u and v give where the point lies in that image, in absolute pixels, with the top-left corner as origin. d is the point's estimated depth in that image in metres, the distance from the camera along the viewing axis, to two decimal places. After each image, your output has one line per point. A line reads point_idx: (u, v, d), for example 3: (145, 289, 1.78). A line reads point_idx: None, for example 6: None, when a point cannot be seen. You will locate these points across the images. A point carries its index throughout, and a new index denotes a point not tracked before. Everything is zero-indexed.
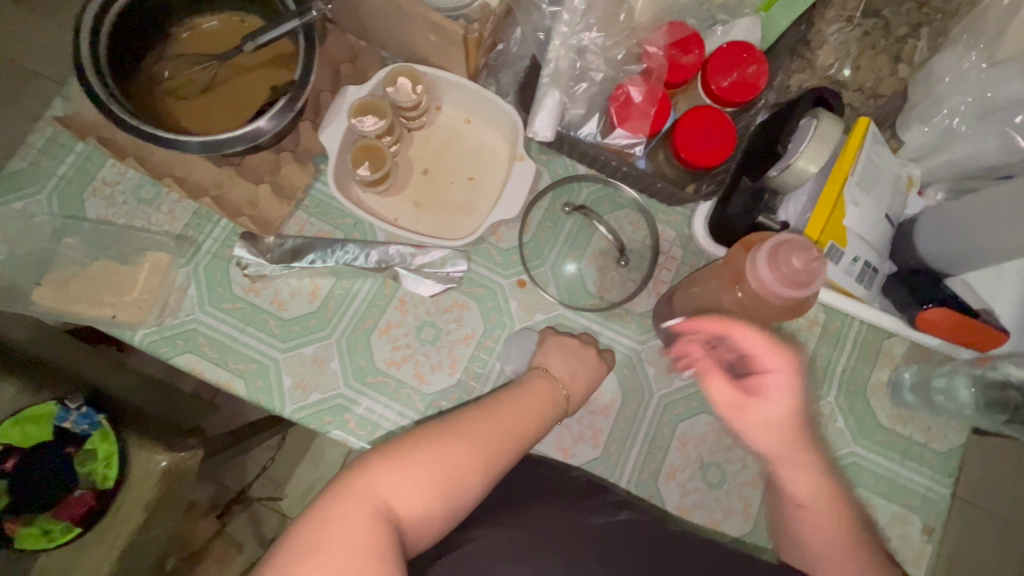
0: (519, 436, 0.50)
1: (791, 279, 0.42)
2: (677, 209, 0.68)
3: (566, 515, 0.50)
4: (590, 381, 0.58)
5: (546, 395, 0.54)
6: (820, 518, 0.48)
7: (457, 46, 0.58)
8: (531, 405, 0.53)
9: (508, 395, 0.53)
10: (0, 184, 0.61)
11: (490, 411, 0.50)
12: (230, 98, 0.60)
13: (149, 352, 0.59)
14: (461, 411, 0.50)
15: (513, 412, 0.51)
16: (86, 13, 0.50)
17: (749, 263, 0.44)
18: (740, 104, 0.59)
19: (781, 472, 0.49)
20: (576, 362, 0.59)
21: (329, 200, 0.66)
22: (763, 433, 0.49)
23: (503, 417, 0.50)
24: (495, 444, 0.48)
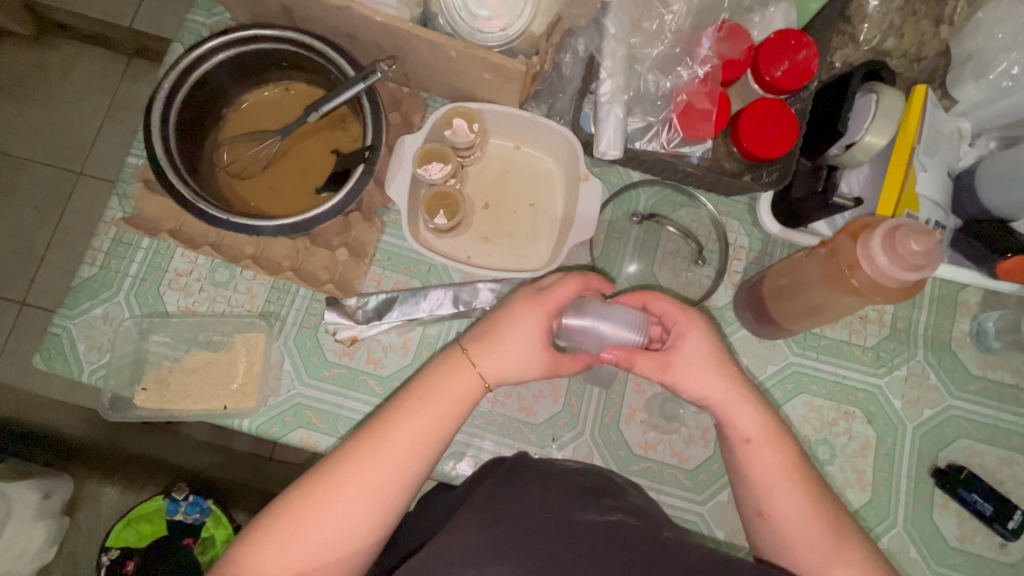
0: (419, 452, 0.45)
1: (909, 262, 0.43)
2: (736, 199, 0.69)
3: (546, 512, 0.45)
4: (526, 367, 0.49)
5: (457, 390, 0.47)
6: (773, 479, 0.47)
7: (514, 80, 0.57)
8: (431, 411, 0.46)
9: (416, 389, 0.47)
10: (77, 294, 0.61)
11: (405, 407, 0.46)
12: (294, 168, 0.60)
13: (260, 435, 0.59)
14: (356, 438, 0.45)
15: (403, 433, 0.45)
16: (153, 116, 0.50)
17: (863, 252, 0.46)
18: (795, 90, 0.59)
19: (745, 442, 0.48)
20: (507, 346, 0.48)
21: (399, 250, 0.65)
22: (695, 375, 0.49)
23: (390, 441, 0.44)
24: (386, 474, 0.44)
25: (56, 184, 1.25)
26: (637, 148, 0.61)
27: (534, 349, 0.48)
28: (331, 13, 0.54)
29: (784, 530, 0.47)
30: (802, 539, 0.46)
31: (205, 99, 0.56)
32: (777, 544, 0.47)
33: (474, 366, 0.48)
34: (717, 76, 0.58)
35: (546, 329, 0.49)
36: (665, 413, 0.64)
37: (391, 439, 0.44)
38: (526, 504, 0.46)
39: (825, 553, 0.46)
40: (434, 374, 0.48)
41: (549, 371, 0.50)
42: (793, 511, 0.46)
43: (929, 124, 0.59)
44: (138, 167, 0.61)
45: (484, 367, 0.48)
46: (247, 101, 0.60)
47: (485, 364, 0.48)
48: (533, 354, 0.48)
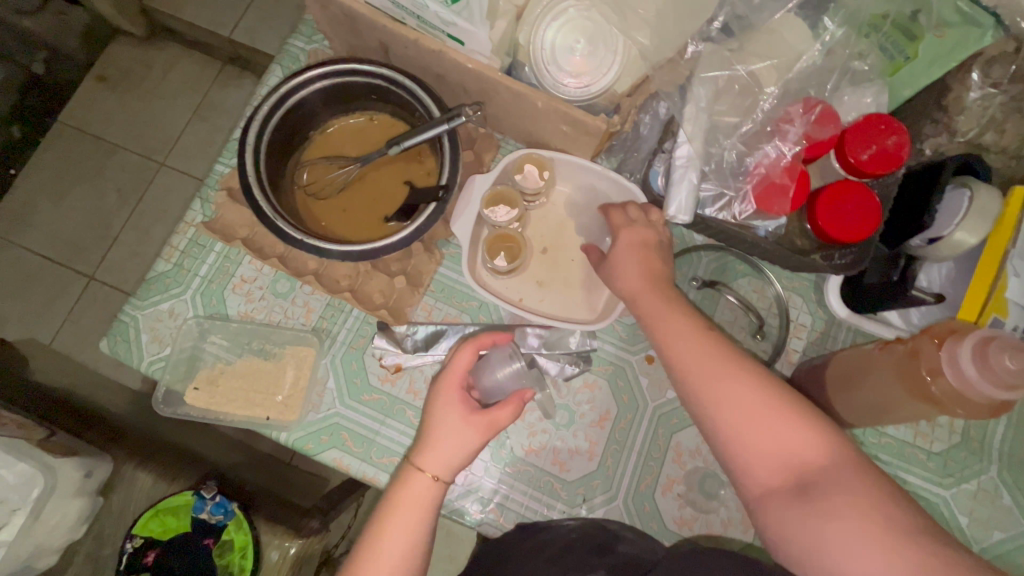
0: (399, 566, 0.46)
1: (1001, 381, 0.40)
2: (801, 275, 0.66)
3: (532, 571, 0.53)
4: (467, 444, 0.50)
5: (415, 497, 0.49)
6: (673, 334, 0.51)
7: (591, 135, 0.58)
8: (400, 526, 0.47)
9: (381, 518, 0.49)
10: (150, 287, 0.64)
11: (377, 539, 0.47)
12: (367, 195, 0.62)
13: (295, 449, 0.59)
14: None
15: (383, 560, 0.46)
16: (249, 135, 0.54)
17: (948, 361, 0.43)
18: (879, 175, 0.58)
19: (653, 319, 0.53)
20: (446, 441, 0.50)
21: (454, 283, 0.66)
22: (642, 287, 0.55)
23: (371, 568, 0.46)
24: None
25: (140, 172, 1.34)
26: (707, 214, 0.60)
27: (465, 428, 0.50)
28: (426, 55, 0.56)
29: (743, 427, 0.45)
30: (765, 435, 0.44)
31: (296, 122, 0.59)
32: (742, 454, 0.45)
33: (423, 472, 0.49)
34: (801, 154, 0.57)
35: (467, 407, 0.51)
36: (704, 489, 0.61)
37: (374, 570, 0.46)
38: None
39: (802, 458, 0.43)
40: (389, 500, 0.49)
41: (488, 432, 0.51)
42: (703, 359, 0.49)
43: None
44: (224, 176, 0.65)
45: (430, 468, 0.49)
46: (333, 126, 0.63)
47: (431, 464, 0.50)
48: (464, 431, 0.51)
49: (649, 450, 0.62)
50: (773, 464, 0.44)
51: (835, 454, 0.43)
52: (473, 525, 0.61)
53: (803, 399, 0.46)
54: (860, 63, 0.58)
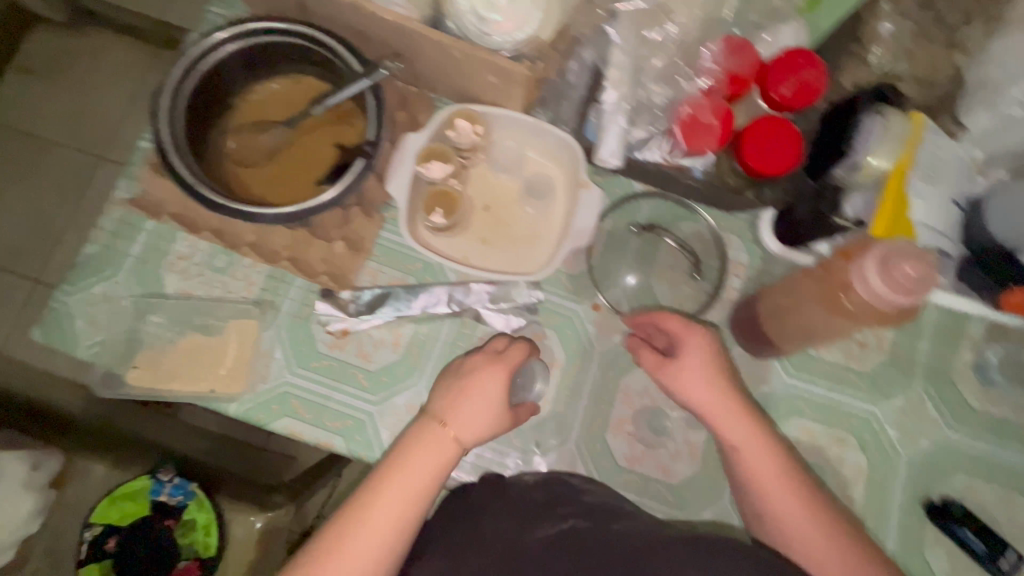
0: (408, 505, 0.47)
1: (903, 287, 0.43)
2: (738, 216, 0.68)
3: (506, 535, 0.49)
4: (493, 417, 0.53)
5: (432, 450, 0.50)
6: (761, 466, 0.52)
7: (518, 85, 0.58)
8: (419, 468, 0.49)
9: (398, 453, 0.50)
10: (80, 270, 0.62)
11: (392, 470, 0.49)
12: (298, 160, 0.60)
13: (245, 421, 0.59)
14: (353, 501, 0.47)
15: (394, 492, 0.47)
16: (161, 101, 0.52)
17: (855, 275, 0.45)
18: (799, 109, 0.59)
19: (719, 423, 0.54)
20: (473, 401, 0.53)
21: (397, 247, 0.66)
22: (693, 383, 0.55)
23: (381, 499, 0.47)
24: (376, 539, 0.46)
25: (76, 167, 1.28)
26: (638, 158, 0.61)
27: (500, 407, 0.54)
28: (343, 10, 0.55)
29: (750, 463, 0.52)
30: (774, 493, 0.51)
31: (215, 88, 0.57)
32: (761, 503, 0.51)
33: (441, 424, 0.52)
34: (723, 91, 0.58)
35: (507, 386, 0.55)
36: (654, 427, 0.63)
37: (381, 499, 0.47)
38: (479, 544, 0.49)
39: (788, 501, 0.50)
40: (408, 443, 0.51)
41: (513, 420, 0.56)
42: (769, 471, 0.51)
43: (931, 151, 0.59)
44: (148, 151, 0.62)
45: (452, 427, 0.51)
46: (256, 92, 0.61)
47: (451, 420, 0.52)
48: (500, 405, 0.54)
49: (599, 393, 0.63)
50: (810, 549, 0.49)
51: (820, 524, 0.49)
52: None
53: (818, 497, 0.51)
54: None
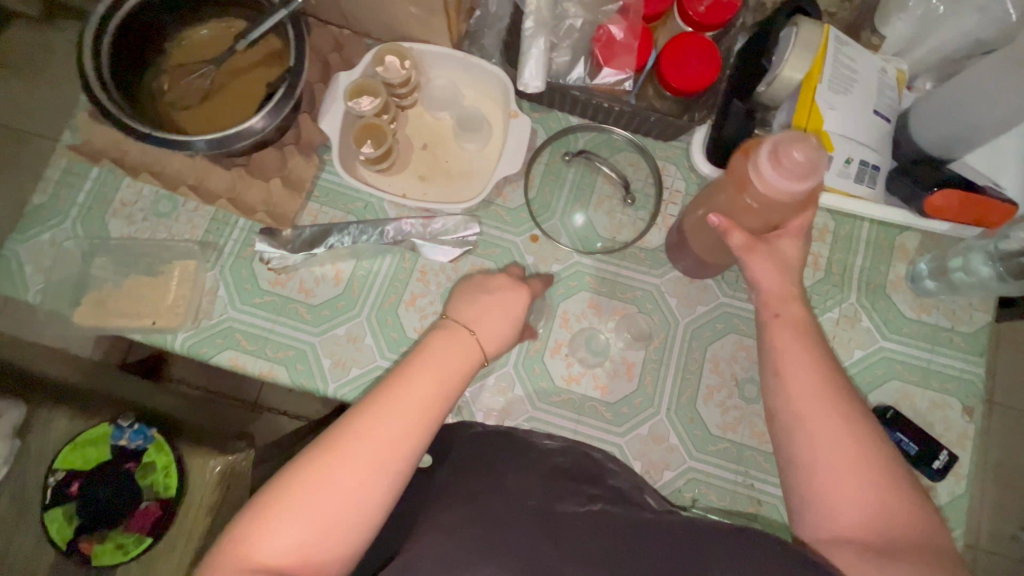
0: (431, 409, 0.45)
1: (796, 171, 0.44)
2: (673, 144, 0.69)
3: (527, 500, 0.47)
4: (511, 330, 0.52)
5: (455, 357, 0.48)
6: (809, 396, 0.44)
7: (438, 13, 0.59)
8: (440, 372, 0.47)
9: (406, 364, 0.47)
10: (27, 220, 0.63)
11: (403, 376, 0.46)
12: (231, 100, 0.62)
13: (191, 354, 0.61)
14: (357, 408, 0.44)
15: (402, 400, 0.44)
16: (86, 35, 0.53)
17: (752, 169, 0.46)
18: (720, 26, 0.60)
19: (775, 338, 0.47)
20: (492, 309, 0.52)
21: (337, 187, 0.67)
22: (761, 261, 0.49)
23: (388, 403, 0.44)
24: (399, 441, 0.43)
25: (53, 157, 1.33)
26: (563, 83, 0.63)
27: (517, 317, 0.53)
28: None
29: (779, 347, 0.46)
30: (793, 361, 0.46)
31: (144, 29, 0.58)
32: (774, 357, 0.47)
33: (471, 330, 0.50)
34: (640, 11, 0.59)
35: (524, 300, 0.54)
36: (592, 348, 0.64)
37: (395, 405, 0.44)
38: (506, 495, 0.48)
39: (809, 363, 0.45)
40: (428, 346, 0.49)
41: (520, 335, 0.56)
42: (834, 438, 0.43)
43: (840, 61, 0.59)
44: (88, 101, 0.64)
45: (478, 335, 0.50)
46: (188, 36, 0.63)
47: (481, 328, 0.51)
48: (517, 316, 0.53)
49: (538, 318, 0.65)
50: (859, 505, 0.42)
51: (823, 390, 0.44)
52: None
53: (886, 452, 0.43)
54: None
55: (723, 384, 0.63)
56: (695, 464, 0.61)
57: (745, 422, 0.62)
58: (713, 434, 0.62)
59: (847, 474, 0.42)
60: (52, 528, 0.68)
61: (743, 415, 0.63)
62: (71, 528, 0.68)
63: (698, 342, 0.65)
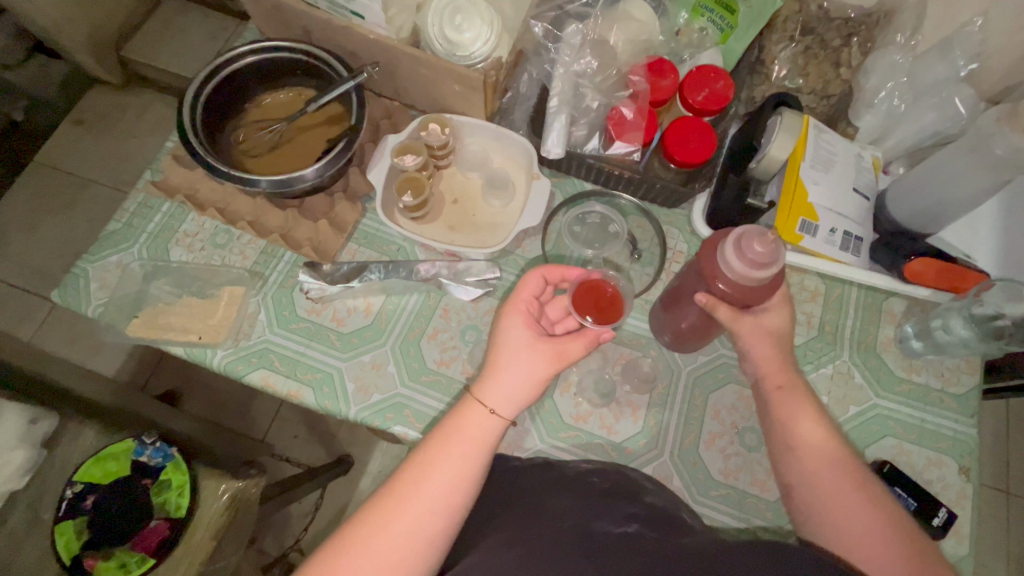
0: (443, 501, 0.49)
1: (758, 262, 0.50)
2: (676, 210, 0.78)
3: (565, 524, 0.51)
4: (530, 364, 0.54)
5: (476, 427, 0.52)
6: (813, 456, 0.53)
7: (477, 90, 0.70)
8: (448, 464, 0.50)
9: (425, 447, 0.51)
10: (100, 243, 0.71)
11: (424, 465, 0.50)
12: (295, 152, 0.72)
13: (226, 371, 0.66)
14: (379, 494, 0.50)
15: (423, 489, 0.49)
16: (189, 91, 0.64)
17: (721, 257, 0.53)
18: (717, 112, 0.70)
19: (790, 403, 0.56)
20: (509, 376, 0.53)
21: (376, 231, 0.76)
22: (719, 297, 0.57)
23: (411, 493, 0.48)
24: (405, 541, 0.47)
25: (111, 203, 1.50)
26: (581, 151, 0.73)
27: (535, 343, 0.54)
28: (339, 32, 0.69)
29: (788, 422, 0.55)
30: (847, 509, 0.49)
31: (232, 90, 0.70)
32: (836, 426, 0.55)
33: (488, 407, 0.52)
34: (646, 97, 0.70)
35: (531, 329, 0.55)
36: (599, 389, 0.68)
37: (414, 494, 0.48)
38: (548, 521, 0.52)
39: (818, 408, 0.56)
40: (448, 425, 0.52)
41: (558, 358, 0.54)
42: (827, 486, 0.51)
43: (819, 145, 0.68)
44: (172, 147, 0.74)
45: (494, 405, 0.52)
46: (266, 100, 0.74)
47: (493, 398, 0.53)
48: (531, 354, 0.54)
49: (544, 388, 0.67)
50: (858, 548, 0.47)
51: (874, 518, 0.48)
52: (388, 433, 0.65)
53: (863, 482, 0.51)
54: (699, 35, 0.74)
55: (724, 431, 0.66)
56: (697, 507, 0.63)
57: (745, 468, 0.65)
58: (714, 478, 0.64)
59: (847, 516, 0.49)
60: (60, 542, 0.69)
61: (744, 462, 0.65)
62: (78, 543, 0.69)
63: (700, 389, 0.68)
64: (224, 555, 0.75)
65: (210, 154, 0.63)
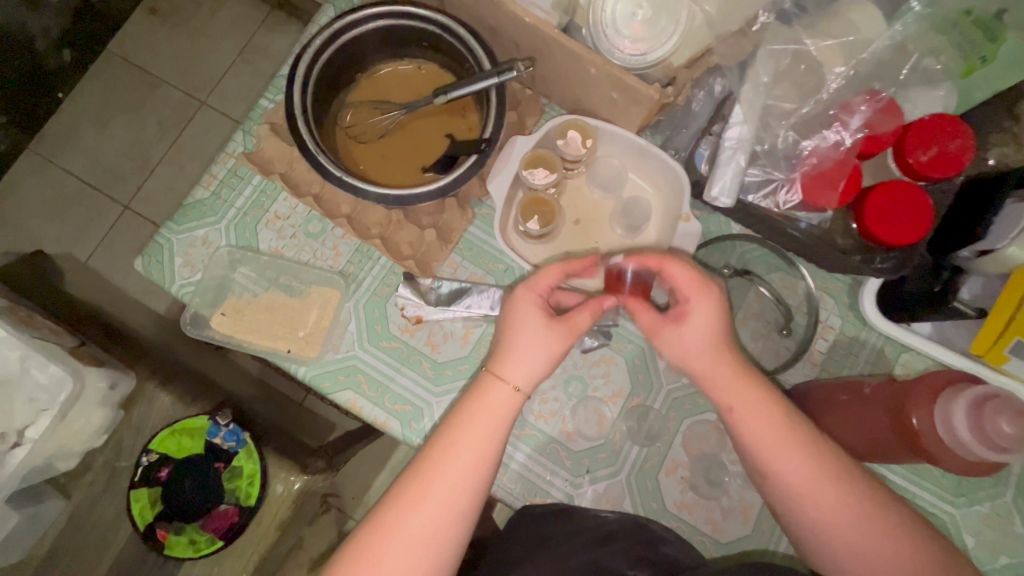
0: (471, 481, 0.45)
1: (992, 439, 0.42)
2: (838, 277, 0.64)
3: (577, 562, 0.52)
4: (547, 337, 0.49)
5: (495, 406, 0.47)
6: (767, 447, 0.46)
7: (641, 105, 0.56)
8: (467, 443, 0.46)
9: (444, 429, 0.47)
10: (185, 212, 0.64)
11: (443, 445, 0.46)
12: (407, 144, 0.61)
13: (311, 385, 0.61)
14: (403, 481, 0.46)
15: (449, 469, 0.45)
16: (299, 66, 0.53)
17: (943, 413, 0.44)
18: (937, 179, 0.55)
19: (765, 455, 0.46)
20: (524, 348, 0.48)
21: (482, 244, 0.65)
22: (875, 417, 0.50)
23: (437, 470, 0.45)
24: (434, 523, 0.44)
25: (182, 108, 1.38)
26: (750, 201, 0.58)
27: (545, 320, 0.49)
28: (484, 5, 0.55)
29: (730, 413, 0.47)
30: (788, 462, 0.45)
31: (346, 61, 0.59)
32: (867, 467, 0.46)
33: (505, 381, 0.48)
34: (858, 147, 0.56)
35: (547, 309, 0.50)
36: (708, 476, 0.60)
37: (439, 475, 0.45)
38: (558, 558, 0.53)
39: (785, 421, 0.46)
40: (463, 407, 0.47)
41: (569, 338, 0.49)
42: (800, 478, 0.45)
43: None
44: (268, 110, 0.64)
45: (511, 377, 0.48)
46: (379, 72, 0.63)
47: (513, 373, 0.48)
48: (544, 333, 0.49)
49: (644, 465, 0.61)
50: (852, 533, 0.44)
51: (828, 475, 0.45)
52: None
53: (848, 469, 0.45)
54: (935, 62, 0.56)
55: None
56: None
57: None
58: None
59: (831, 509, 0.44)
60: (135, 509, 0.69)
61: None
62: (151, 513, 0.70)
63: None
64: (285, 540, 0.75)
65: (320, 147, 0.54)
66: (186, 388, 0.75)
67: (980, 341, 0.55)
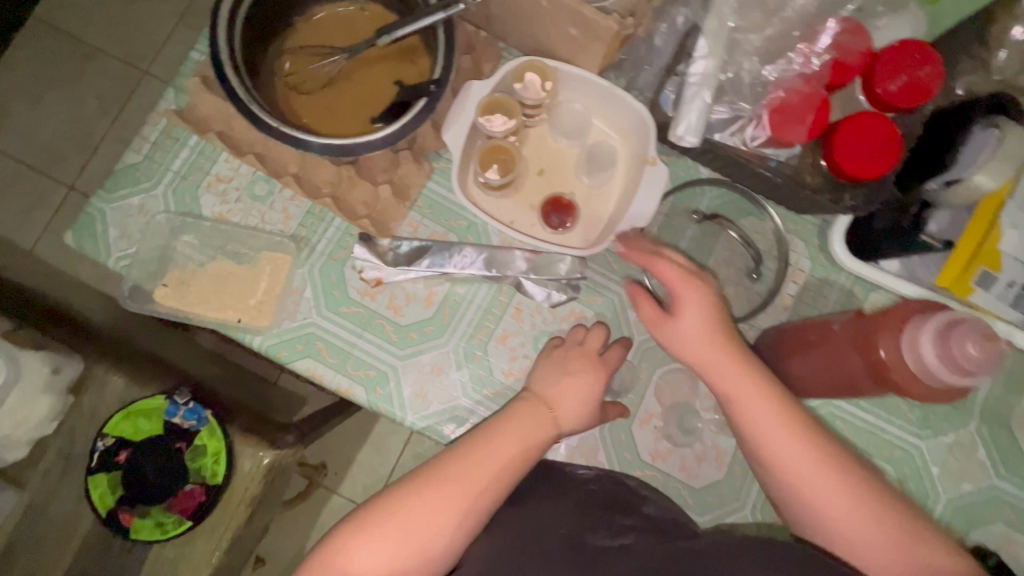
0: (497, 482, 0.46)
1: (959, 364, 0.43)
2: (806, 218, 0.62)
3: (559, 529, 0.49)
4: (590, 380, 0.54)
5: (531, 429, 0.50)
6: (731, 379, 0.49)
7: (601, 40, 0.53)
8: (498, 449, 0.47)
9: (480, 434, 0.48)
10: (117, 179, 0.59)
11: (477, 446, 0.47)
12: (353, 93, 0.57)
13: (268, 355, 0.58)
14: (431, 465, 0.46)
15: (478, 467, 0.46)
16: (223, 4, 0.48)
17: (910, 340, 0.45)
18: (906, 109, 0.54)
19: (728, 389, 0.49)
20: (572, 385, 0.53)
21: (442, 200, 0.62)
22: (842, 355, 0.50)
23: (469, 467, 0.46)
24: (456, 513, 0.44)
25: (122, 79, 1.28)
26: (717, 139, 0.57)
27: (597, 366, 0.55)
28: None
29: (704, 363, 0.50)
30: (770, 420, 0.47)
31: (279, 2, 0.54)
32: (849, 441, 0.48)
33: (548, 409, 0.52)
34: (826, 77, 0.54)
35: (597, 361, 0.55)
36: (682, 425, 0.60)
37: (470, 471, 0.46)
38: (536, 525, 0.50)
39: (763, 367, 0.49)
40: (501, 422, 0.49)
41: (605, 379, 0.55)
42: (764, 418, 0.47)
43: None
44: (200, 63, 0.59)
45: (557, 411, 0.52)
46: (317, 15, 0.58)
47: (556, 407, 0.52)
48: (590, 378, 0.54)
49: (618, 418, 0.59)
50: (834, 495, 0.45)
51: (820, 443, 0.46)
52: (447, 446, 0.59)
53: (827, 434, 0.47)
54: None
55: None
56: None
57: None
58: None
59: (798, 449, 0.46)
60: (95, 494, 0.66)
61: None
62: (113, 497, 0.67)
63: None
64: (259, 517, 0.73)
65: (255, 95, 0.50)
66: (139, 368, 0.72)
67: (948, 270, 0.57)
